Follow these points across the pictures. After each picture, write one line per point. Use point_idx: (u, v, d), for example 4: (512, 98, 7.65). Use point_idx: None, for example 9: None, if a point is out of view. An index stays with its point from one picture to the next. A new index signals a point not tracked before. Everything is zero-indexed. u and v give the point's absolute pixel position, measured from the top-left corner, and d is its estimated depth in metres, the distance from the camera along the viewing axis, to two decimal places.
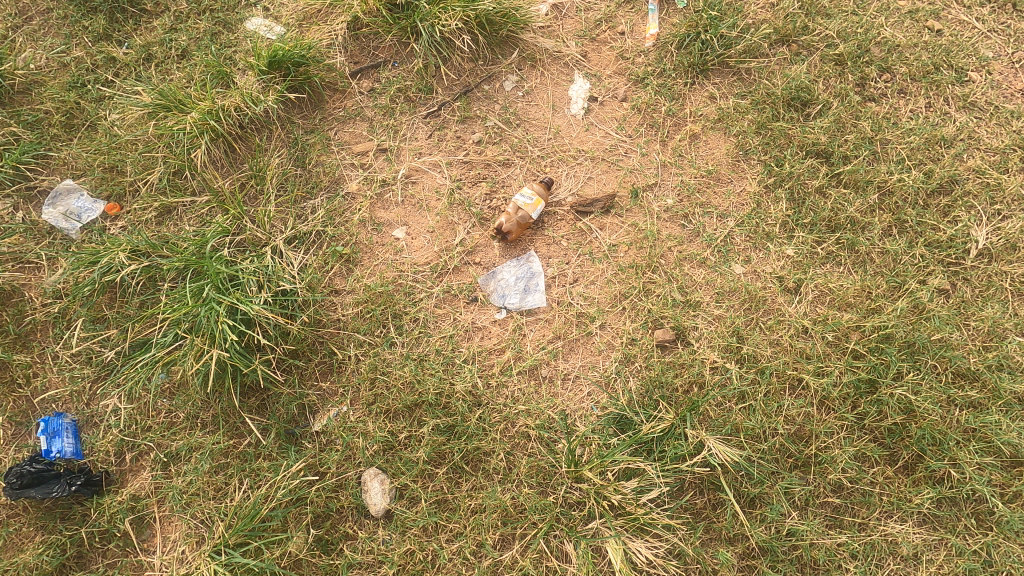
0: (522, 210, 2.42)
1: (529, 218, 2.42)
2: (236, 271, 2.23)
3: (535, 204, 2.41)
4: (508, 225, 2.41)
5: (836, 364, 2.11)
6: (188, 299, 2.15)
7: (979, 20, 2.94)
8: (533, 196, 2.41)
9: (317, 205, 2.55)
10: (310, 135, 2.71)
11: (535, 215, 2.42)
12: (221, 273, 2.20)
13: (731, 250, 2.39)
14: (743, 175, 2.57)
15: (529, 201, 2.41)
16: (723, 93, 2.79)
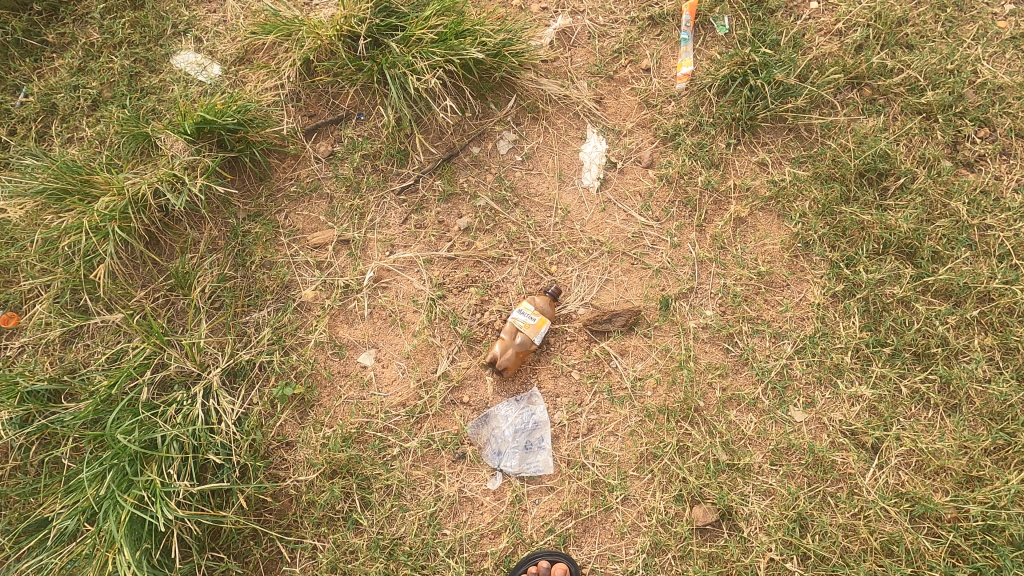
0: (523, 333, 1.91)
1: (531, 345, 1.91)
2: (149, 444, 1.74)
3: (539, 326, 1.91)
4: (505, 354, 1.90)
5: (932, 569, 1.68)
6: (86, 487, 1.68)
7: None
8: (534, 314, 1.92)
9: (262, 321, 2.02)
10: (253, 222, 2.14)
11: (537, 338, 1.91)
12: (130, 451, 1.71)
13: (788, 389, 1.87)
14: (804, 276, 2.02)
15: (531, 323, 1.91)
16: (778, 157, 2.18)
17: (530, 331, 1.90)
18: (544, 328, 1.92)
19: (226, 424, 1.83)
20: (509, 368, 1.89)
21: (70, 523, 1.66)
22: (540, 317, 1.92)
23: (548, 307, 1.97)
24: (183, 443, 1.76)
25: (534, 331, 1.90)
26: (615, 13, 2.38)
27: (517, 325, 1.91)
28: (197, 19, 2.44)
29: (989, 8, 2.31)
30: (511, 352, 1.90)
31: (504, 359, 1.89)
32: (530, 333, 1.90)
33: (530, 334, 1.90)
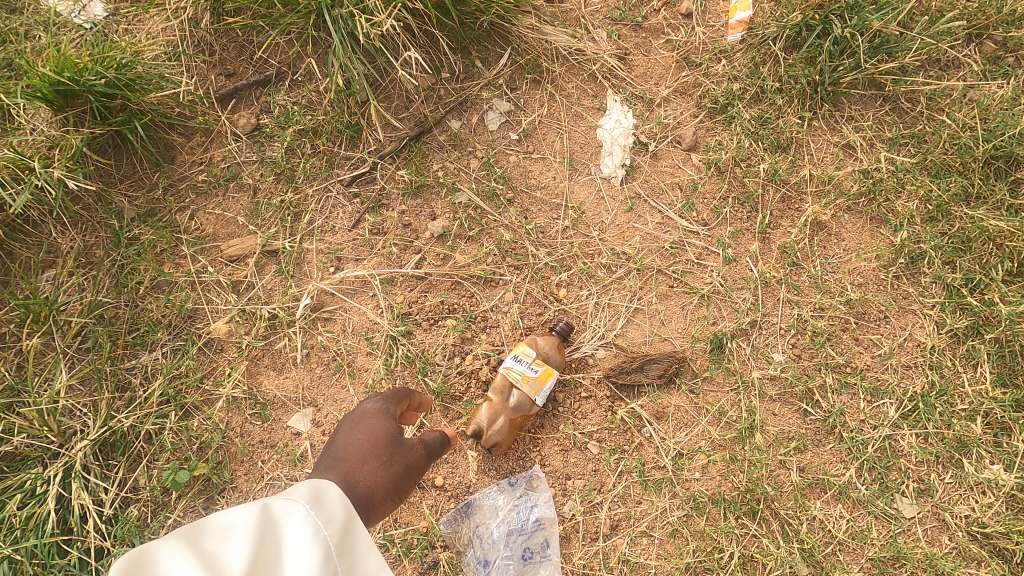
0: (520, 392, 1.33)
1: (532, 407, 1.34)
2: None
3: (542, 381, 1.32)
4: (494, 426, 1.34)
5: None
6: None
7: None
8: (529, 365, 1.33)
9: (152, 368, 1.44)
10: (144, 226, 1.54)
11: (538, 398, 1.32)
12: None
13: (893, 472, 1.33)
14: (910, 307, 1.45)
15: (531, 377, 1.32)
16: (869, 137, 1.59)
17: (530, 388, 1.31)
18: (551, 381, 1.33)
19: (96, 522, 1.31)
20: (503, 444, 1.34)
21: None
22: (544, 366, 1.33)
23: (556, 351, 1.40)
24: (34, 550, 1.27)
25: (536, 389, 1.31)
26: None
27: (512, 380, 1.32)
28: None
29: None
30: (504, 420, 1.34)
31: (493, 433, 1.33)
32: (531, 393, 1.31)
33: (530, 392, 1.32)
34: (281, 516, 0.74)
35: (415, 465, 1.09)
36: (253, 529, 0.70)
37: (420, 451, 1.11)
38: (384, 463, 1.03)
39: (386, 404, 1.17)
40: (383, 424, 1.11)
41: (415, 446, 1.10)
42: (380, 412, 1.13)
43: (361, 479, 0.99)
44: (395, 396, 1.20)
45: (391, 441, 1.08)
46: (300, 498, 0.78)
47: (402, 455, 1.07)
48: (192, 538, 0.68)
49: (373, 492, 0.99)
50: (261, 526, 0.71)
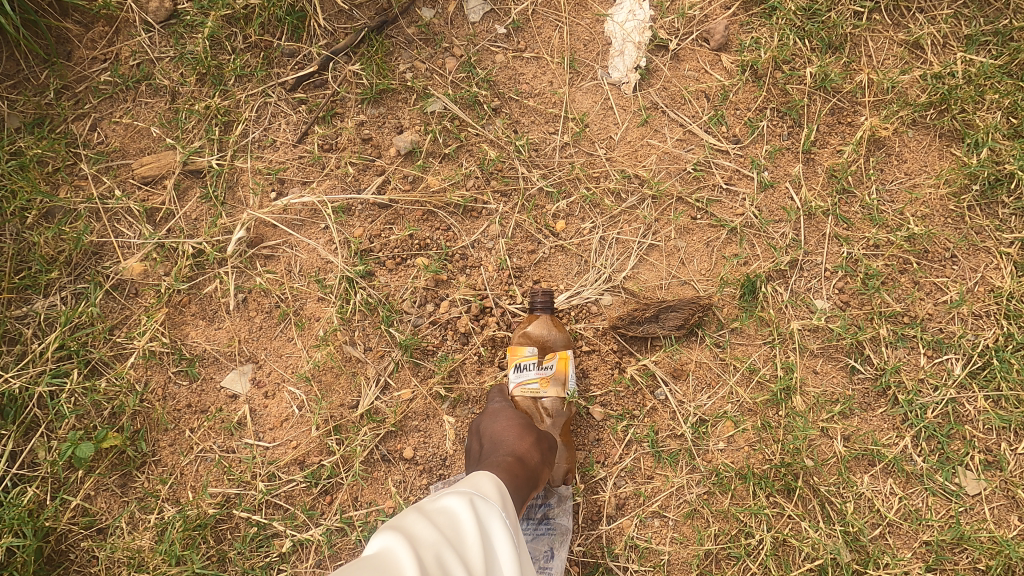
0: (544, 398, 1.06)
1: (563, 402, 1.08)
2: None
3: (561, 371, 1.05)
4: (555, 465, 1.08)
5: None
6: None
7: None
8: (539, 367, 1.03)
9: (45, 316, 1.15)
10: (27, 138, 1.21)
11: (571, 389, 1.06)
12: None
13: (955, 443, 1.11)
14: (982, 244, 1.19)
15: (549, 376, 1.04)
16: (946, 31, 1.26)
17: (553, 387, 1.04)
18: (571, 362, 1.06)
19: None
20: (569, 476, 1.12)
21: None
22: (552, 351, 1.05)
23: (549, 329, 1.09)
24: None
25: (563, 382, 1.05)
26: None
27: (528, 390, 1.04)
28: None
29: None
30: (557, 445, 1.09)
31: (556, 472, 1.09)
32: (557, 390, 1.04)
33: (557, 390, 1.05)
34: (491, 508, 0.77)
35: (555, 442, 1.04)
36: (480, 518, 0.75)
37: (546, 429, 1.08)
38: (533, 441, 0.98)
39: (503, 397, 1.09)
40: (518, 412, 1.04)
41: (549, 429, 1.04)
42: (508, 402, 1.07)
43: (526, 460, 0.93)
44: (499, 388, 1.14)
45: (530, 421, 1.04)
46: (501, 492, 0.81)
47: (542, 432, 1.03)
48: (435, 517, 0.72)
49: (537, 471, 0.94)
50: (483, 517, 0.75)
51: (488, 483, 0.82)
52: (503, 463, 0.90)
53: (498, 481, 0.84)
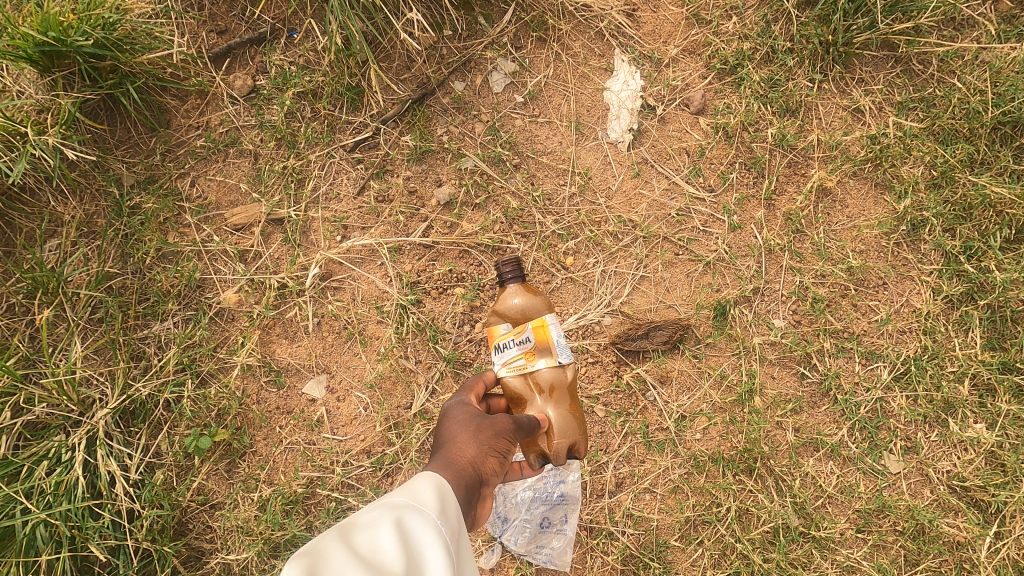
0: (537, 371, 1.15)
1: (561, 370, 1.17)
2: (13, 520, 1.28)
3: (543, 341, 1.13)
4: (560, 438, 1.18)
5: None
6: None
7: None
8: (518, 342, 1.13)
9: (164, 337, 1.46)
10: (143, 194, 1.52)
11: (558, 356, 1.14)
12: None
13: (883, 431, 1.41)
14: (907, 273, 1.49)
15: (532, 349, 1.13)
16: (879, 100, 1.57)
17: (540, 357, 1.13)
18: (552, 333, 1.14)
19: (126, 488, 1.36)
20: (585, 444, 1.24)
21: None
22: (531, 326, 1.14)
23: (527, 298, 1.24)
24: (66, 521, 1.31)
25: (547, 354, 1.13)
26: None
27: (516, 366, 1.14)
28: None
29: None
30: (557, 417, 1.18)
31: (564, 442, 1.18)
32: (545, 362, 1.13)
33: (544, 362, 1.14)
34: (419, 518, 0.77)
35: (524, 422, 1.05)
36: (411, 530, 0.75)
37: (512, 428, 1.01)
38: (473, 435, 0.96)
39: (465, 394, 1.14)
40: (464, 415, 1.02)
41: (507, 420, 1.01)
42: (461, 400, 1.11)
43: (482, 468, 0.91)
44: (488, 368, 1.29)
45: (477, 417, 1.01)
46: (443, 497, 0.82)
47: (490, 424, 0.99)
48: (369, 528, 0.74)
49: (477, 464, 0.91)
50: (414, 529, 0.76)
51: (431, 490, 0.83)
52: (435, 461, 0.90)
53: (443, 485, 0.84)
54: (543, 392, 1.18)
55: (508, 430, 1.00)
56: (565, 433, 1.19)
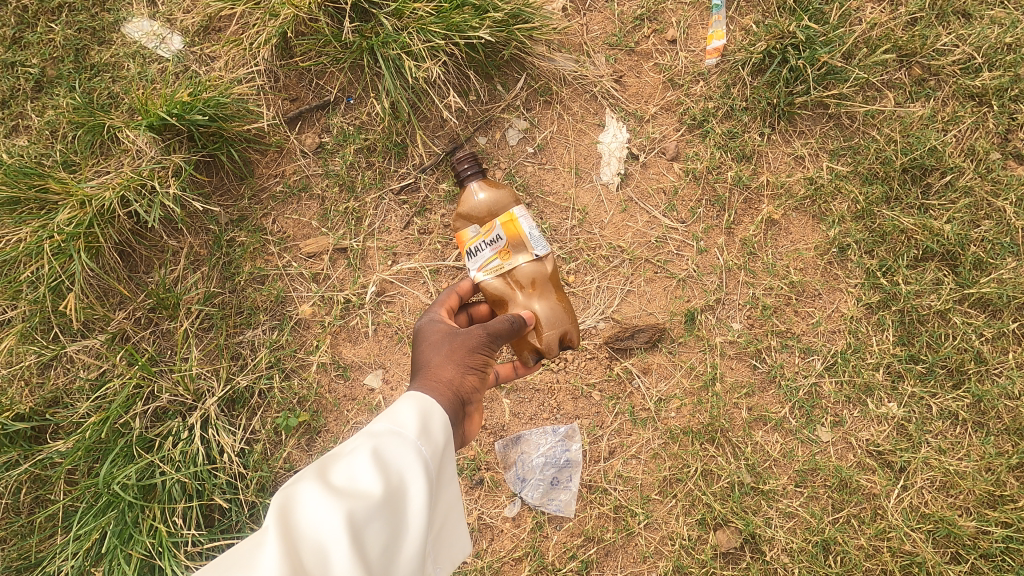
0: (514, 266, 1.43)
1: (536, 265, 1.44)
2: (153, 479, 1.70)
3: (514, 237, 1.40)
4: (551, 326, 1.47)
5: None
6: (91, 531, 1.65)
7: None
8: (493, 238, 1.40)
9: (257, 341, 1.88)
10: (237, 229, 1.94)
11: (529, 244, 1.41)
12: (131, 495, 1.67)
13: (817, 408, 1.81)
14: (837, 285, 1.90)
15: (507, 245, 1.40)
16: (815, 148, 1.99)
17: (517, 252, 1.41)
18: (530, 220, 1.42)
19: (230, 460, 1.76)
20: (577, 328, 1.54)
21: (73, 571, 1.63)
22: (503, 225, 1.40)
23: (493, 189, 1.60)
24: (185, 484, 1.70)
25: (530, 239, 1.41)
26: None
27: (501, 264, 1.40)
28: None
29: None
30: (545, 306, 1.48)
31: (554, 330, 1.48)
32: (528, 252, 1.41)
33: (527, 250, 1.41)
34: (392, 446, 1.04)
35: (502, 327, 1.32)
36: (389, 448, 1.03)
37: (484, 339, 1.30)
38: (450, 360, 1.26)
39: (438, 309, 1.42)
40: (439, 338, 1.32)
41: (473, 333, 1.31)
42: (433, 317, 1.39)
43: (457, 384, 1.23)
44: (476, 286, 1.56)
45: (448, 338, 1.31)
46: (415, 419, 1.09)
47: (460, 342, 1.29)
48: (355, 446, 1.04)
49: (454, 382, 1.22)
50: (391, 447, 1.03)
51: (409, 413, 1.10)
52: (418, 385, 1.20)
53: (418, 410, 1.11)
54: (529, 287, 1.46)
55: (479, 343, 1.29)
56: (557, 319, 1.48)
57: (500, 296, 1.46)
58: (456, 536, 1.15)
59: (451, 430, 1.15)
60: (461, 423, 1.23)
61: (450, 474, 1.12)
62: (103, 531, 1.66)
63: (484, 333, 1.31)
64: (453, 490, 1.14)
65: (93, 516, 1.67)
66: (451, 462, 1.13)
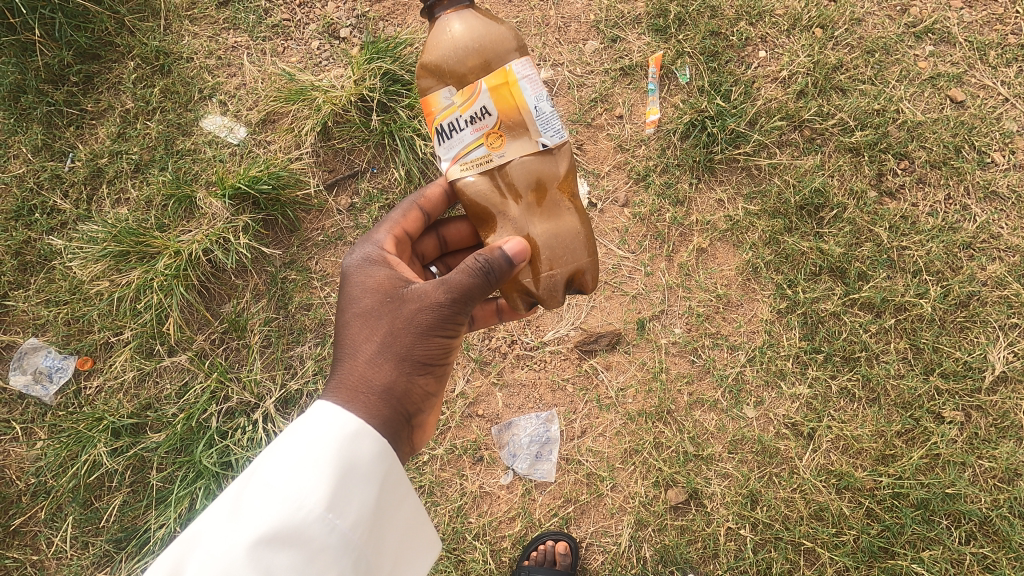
0: (502, 160, 1.46)
1: (534, 161, 1.47)
2: (228, 456, 2.28)
3: (507, 117, 1.43)
4: (558, 263, 1.50)
5: (853, 530, 2.20)
6: (179, 497, 2.25)
7: (1005, 84, 2.50)
8: (484, 112, 1.43)
9: (305, 354, 2.42)
10: (288, 269, 2.51)
11: (527, 119, 1.44)
12: (212, 469, 2.25)
13: (743, 391, 2.35)
14: (754, 296, 2.43)
15: (497, 128, 1.43)
16: (731, 192, 2.51)
17: (507, 138, 1.44)
18: (531, 90, 1.44)
19: None
20: (592, 265, 1.56)
21: (168, 530, 2.22)
22: (496, 102, 1.42)
23: (480, 32, 1.47)
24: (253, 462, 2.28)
25: (533, 118, 1.44)
26: (590, 65, 2.65)
27: (488, 152, 1.44)
28: (221, 84, 2.66)
29: (909, 51, 2.54)
30: (545, 230, 1.50)
31: (561, 269, 1.51)
32: (522, 134, 1.44)
33: (523, 132, 1.44)
34: (287, 536, 1.22)
35: (465, 282, 1.42)
36: (281, 538, 1.22)
37: (430, 317, 1.44)
38: (389, 351, 1.45)
39: (372, 261, 1.56)
40: (377, 317, 1.48)
41: (414, 313, 1.45)
42: (371, 270, 1.54)
43: (391, 385, 1.44)
44: (452, 199, 1.74)
45: (388, 316, 1.47)
46: (320, 491, 1.25)
47: (409, 317, 1.45)
48: (246, 529, 1.23)
49: (390, 380, 1.44)
50: (285, 537, 1.22)
51: (311, 486, 1.25)
52: (348, 394, 1.42)
53: (322, 481, 1.26)
54: (526, 196, 1.49)
55: (430, 317, 1.44)
56: (561, 252, 1.50)
57: (492, 204, 1.50)
58: (420, 533, 1.47)
59: (377, 462, 1.35)
60: (405, 416, 1.47)
61: (379, 517, 1.33)
62: (193, 496, 2.26)
63: (439, 295, 1.43)
64: (403, 506, 1.41)
65: (187, 484, 2.27)
66: (382, 499, 1.34)
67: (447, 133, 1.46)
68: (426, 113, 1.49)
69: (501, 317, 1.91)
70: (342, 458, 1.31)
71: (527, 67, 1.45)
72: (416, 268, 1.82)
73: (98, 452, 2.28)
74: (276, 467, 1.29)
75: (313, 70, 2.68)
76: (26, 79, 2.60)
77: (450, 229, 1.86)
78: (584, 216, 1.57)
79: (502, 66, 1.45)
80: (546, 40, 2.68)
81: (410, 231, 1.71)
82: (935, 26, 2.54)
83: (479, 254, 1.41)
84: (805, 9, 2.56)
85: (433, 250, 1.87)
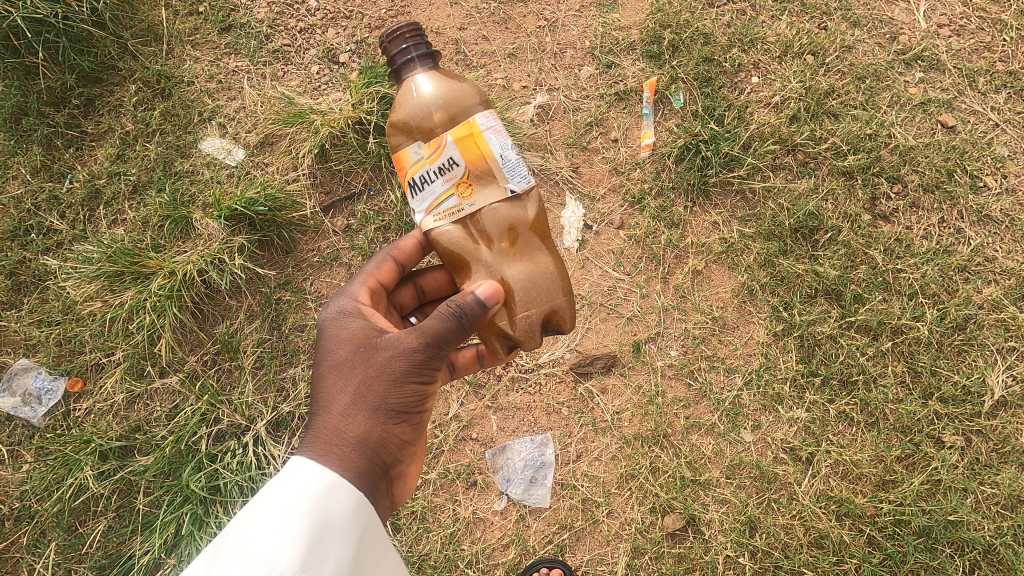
0: (471, 208, 1.46)
1: (504, 207, 1.48)
2: (218, 479, 2.25)
3: (475, 165, 1.44)
4: (532, 305, 1.49)
5: (854, 558, 2.16)
6: (166, 521, 2.22)
7: (994, 110, 2.53)
8: (451, 161, 1.43)
9: (298, 376, 2.41)
10: (283, 290, 2.50)
11: (495, 165, 1.45)
12: (201, 493, 2.22)
13: (740, 416, 2.33)
14: (751, 319, 2.42)
15: (466, 177, 1.44)
16: (726, 215, 2.52)
17: (477, 187, 1.44)
18: (496, 139, 1.46)
19: (275, 468, 2.28)
20: (569, 303, 1.55)
21: (154, 556, 2.18)
22: (463, 151, 1.43)
23: (446, 88, 1.51)
24: (242, 486, 2.26)
25: (500, 166, 1.45)
26: (585, 90, 2.69)
27: (458, 202, 1.44)
28: (220, 107, 2.69)
29: (900, 77, 2.58)
30: (519, 271, 1.50)
31: (537, 311, 1.50)
32: (491, 182, 1.45)
33: (491, 180, 1.45)
34: None
35: (439, 327, 1.40)
36: None
37: (405, 364, 1.42)
38: (363, 401, 1.41)
39: (347, 311, 1.53)
40: (349, 367, 1.44)
41: (388, 361, 1.42)
42: (344, 320, 1.50)
43: (366, 434, 1.40)
44: (427, 250, 1.72)
45: (361, 366, 1.43)
46: (294, 551, 1.25)
47: (383, 366, 1.42)
48: None
49: (365, 430, 1.40)
50: None
51: (285, 546, 1.25)
52: (323, 448, 1.39)
53: (296, 540, 1.26)
54: (499, 241, 1.49)
55: (405, 363, 1.41)
56: (536, 293, 1.50)
57: (465, 250, 1.49)
58: None
59: (353, 517, 1.36)
60: (382, 469, 1.43)
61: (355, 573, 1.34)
62: (181, 520, 2.22)
63: (413, 340, 1.41)
64: (378, 561, 1.41)
65: (175, 508, 2.24)
66: (357, 554, 1.35)
67: (418, 186, 1.46)
68: (397, 169, 1.50)
69: (482, 364, 1.86)
70: (317, 515, 1.31)
71: (491, 119, 1.47)
72: (393, 318, 1.79)
73: (84, 476, 2.25)
74: (248, 528, 1.29)
75: (311, 94, 2.72)
76: (28, 102, 2.63)
77: (428, 278, 1.84)
78: (557, 257, 1.57)
79: (467, 119, 1.48)
80: (542, 66, 2.72)
81: (384, 283, 1.68)
82: (924, 53, 2.58)
83: (451, 301, 1.40)
84: (796, 37, 2.60)
85: (412, 300, 1.85)
